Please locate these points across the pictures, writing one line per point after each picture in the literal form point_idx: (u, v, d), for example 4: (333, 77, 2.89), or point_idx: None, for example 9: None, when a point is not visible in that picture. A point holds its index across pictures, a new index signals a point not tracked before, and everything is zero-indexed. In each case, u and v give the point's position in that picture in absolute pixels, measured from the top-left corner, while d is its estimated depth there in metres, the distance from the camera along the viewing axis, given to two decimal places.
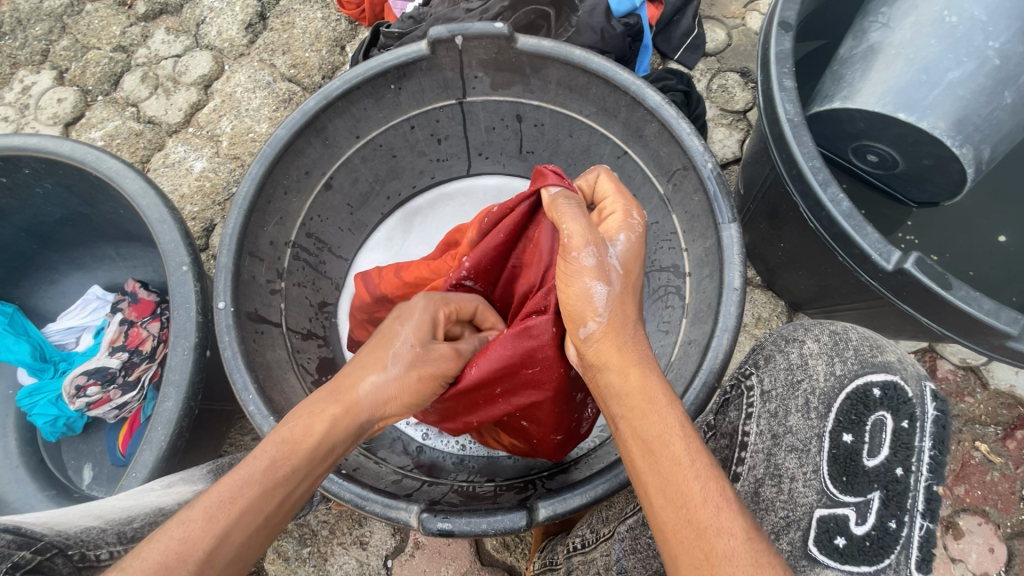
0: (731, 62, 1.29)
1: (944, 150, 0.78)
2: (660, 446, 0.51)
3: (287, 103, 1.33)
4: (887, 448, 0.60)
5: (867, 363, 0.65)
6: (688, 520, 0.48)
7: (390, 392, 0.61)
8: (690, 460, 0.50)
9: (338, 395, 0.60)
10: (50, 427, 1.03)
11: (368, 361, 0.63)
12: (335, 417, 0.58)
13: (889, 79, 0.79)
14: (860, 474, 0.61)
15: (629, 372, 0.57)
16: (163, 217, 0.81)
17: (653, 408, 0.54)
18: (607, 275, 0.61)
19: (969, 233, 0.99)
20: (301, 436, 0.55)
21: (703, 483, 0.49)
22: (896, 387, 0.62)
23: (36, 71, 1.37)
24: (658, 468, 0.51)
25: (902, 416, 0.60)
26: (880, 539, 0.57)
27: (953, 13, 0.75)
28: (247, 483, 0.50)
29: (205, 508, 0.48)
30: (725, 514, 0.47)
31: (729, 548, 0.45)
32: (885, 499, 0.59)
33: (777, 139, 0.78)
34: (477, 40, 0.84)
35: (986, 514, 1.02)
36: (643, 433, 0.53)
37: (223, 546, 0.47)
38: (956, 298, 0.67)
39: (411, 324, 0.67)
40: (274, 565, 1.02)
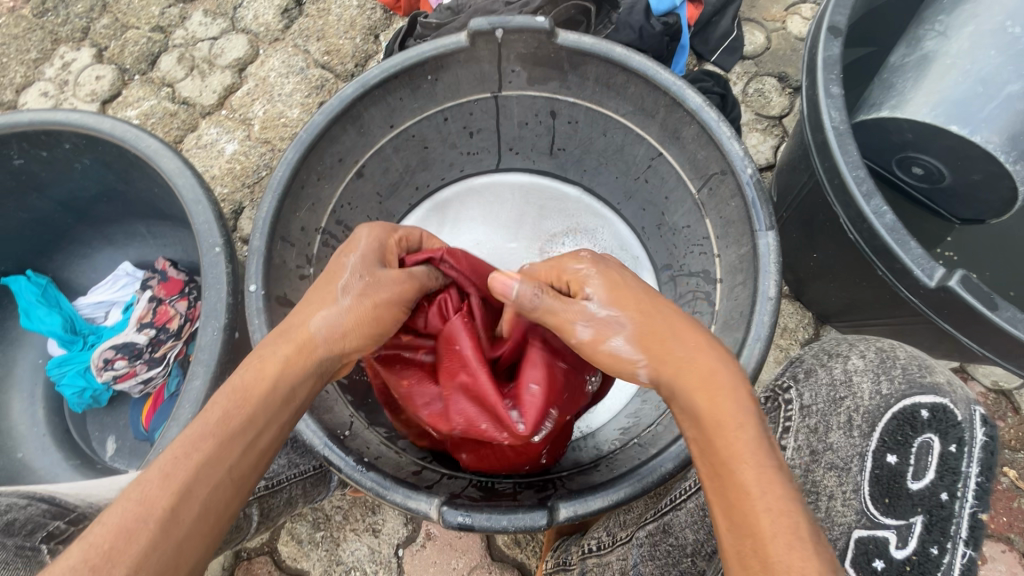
0: (769, 66, 1.27)
1: (995, 165, 0.76)
2: (726, 470, 0.49)
3: (319, 89, 1.33)
4: (933, 472, 0.59)
5: (915, 383, 0.63)
6: (756, 556, 0.45)
7: (346, 325, 0.61)
8: (759, 488, 0.47)
9: (290, 336, 0.59)
10: (77, 398, 1.06)
11: (314, 300, 0.62)
12: (286, 358, 0.57)
13: (943, 89, 0.76)
14: (902, 497, 0.59)
15: (699, 391, 0.54)
16: (198, 198, 0.82)
17: (723, 431, 0.51)
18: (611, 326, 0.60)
19: (1011, 253, 0.96)
20: (256, 384, 0.54)
21: (770, 502, 0.46)
22: (945, 411, 0.59)
23: (76, 48, 1.39)
24: (728, 484, 0.49)
25: (951, 440, 0.58)
26: (921, 565, 0.56)
27: (1015, 24, 0.73)
28: (201, 438, 0.49)
29: (164, 466, 0.47)
30: (788, 529, 0.44)
31: None
32: (929, 524, 0.57)
33: (820, 147, 0.76)
34: (517, 34, 0.83)
35: (1010, 542, 1.00)
36: (718, 451, 0.50)
37: (189, 501, 0.46)
38: (1003, 320, 0.65)
39: (356, 254, 0.66)
40: (288, 546, 1.03)
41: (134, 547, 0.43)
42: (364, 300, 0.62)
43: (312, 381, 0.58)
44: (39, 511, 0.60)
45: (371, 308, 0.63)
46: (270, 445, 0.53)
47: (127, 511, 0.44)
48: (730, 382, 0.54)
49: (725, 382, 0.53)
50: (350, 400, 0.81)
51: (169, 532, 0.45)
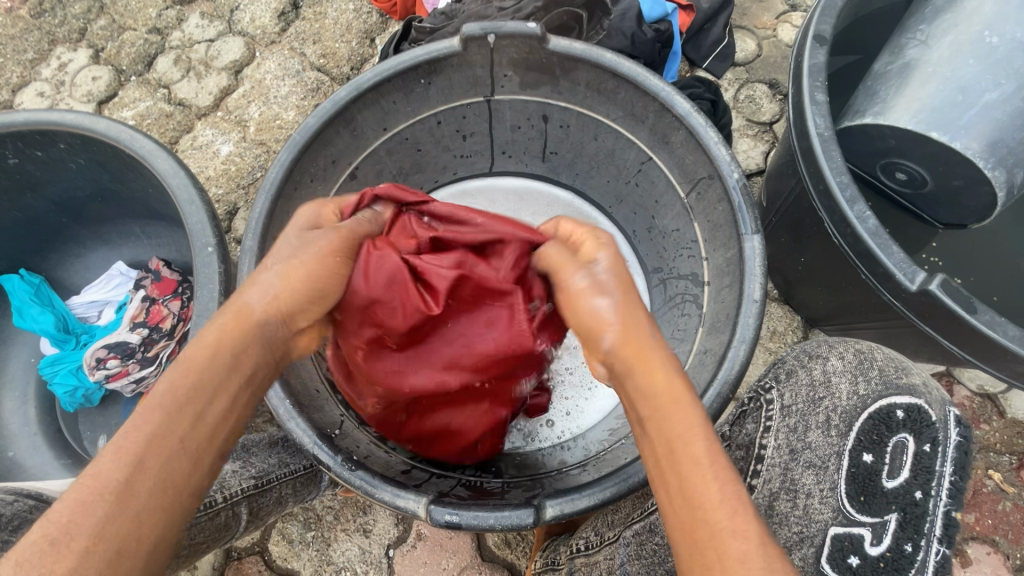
0: (760, 73, 1.28)
1: (975, 172, 0.78)
2: (678, 448, 0.49)
3: (315, 92, 1.34)
4: (908, 471, 0.59)
5: (891, 385, 0.64)
6: (706, 528, 0.45)
7: (283, 289, 0.58)
8: (708, 461, 0.48)
9: (228, 307, 0.56)
10: (70, 397, 1.06)
11: (255, 278, 0.58)
12: (225, 327, 0.54)
13: (924, 97, 0.78)
14: (878, 494, 0.59)
15: (651, 368, 0.54)
16: (191, 198, 0.82)
17: (675, 409, 0.51)
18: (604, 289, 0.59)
19: (996, 259, 0.98)
20: (205, 355, 0.51)
21: (723, 487, 0.47)
22: (919, 410, 0.60)
23: (73, 49, 1.40)
24: (676, 471, 0.48)
25: (924, 439, 0.59)
26: (895, 561, 0.56)
27: (993, 34, 0.75)
28: (149, 410, 0.47)
29: (118, 440, 0.45)
30: (740, 517, 0.45)
31: (744, 555, 0.44)
32: (903, 522, 0.57)
33: (806, 152, 0.77)
34: (509, 39, 0.84)
35: (995, 544, 1.01)
36: (670, 428, 0.50)
37: (142, 471, 0.44)
38: (981, 323, 0.66)
39: (290, 226, 0.64)
40: (278, 546, 1.03)
41: (91, 519, 0.42)
42: (298, 265, 0.59)
43: (258, 346, 0.55)
44: (27, 506, 0.61)
45: (310, 273, 0.60)
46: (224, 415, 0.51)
47: (80, 488, 0.43)
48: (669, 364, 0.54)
49: (670, 368, 0.54)
50: (340, 400, 0.81)
51: (126, 503, 0.43)
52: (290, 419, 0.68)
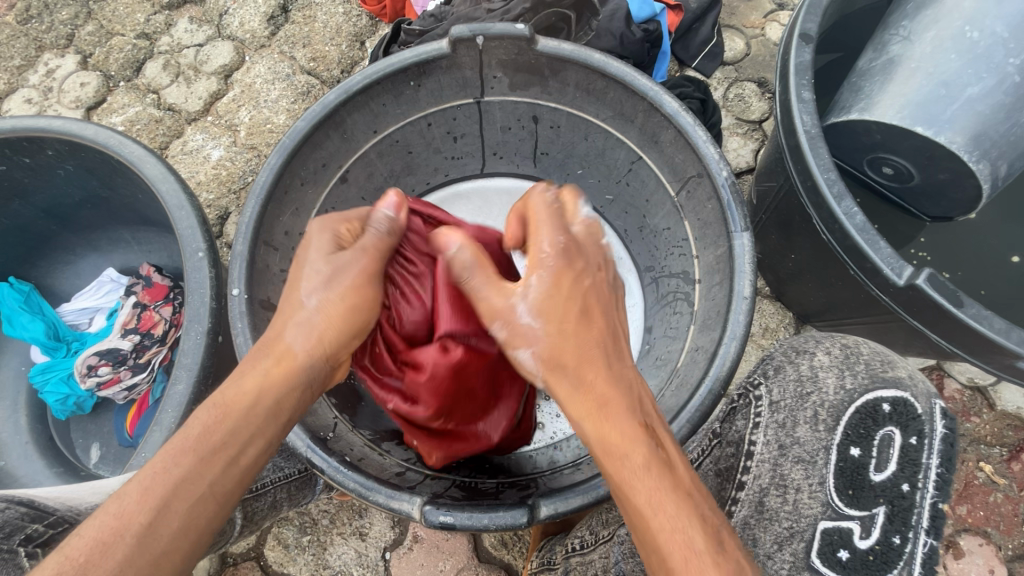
0: (749, 72, 1.29)
1: (960, 165, 0.78)
2: (618, 459, 0.54)
3: (305, 95, 1.34)
4: (894, 464, 0.60)
5: (877, 378, 0.65)
6: (648, 533, 0.51)
7: (319, 326, 0.61)
8: (644, 472, 0.53)
9: (267, 349, 0.60)
10: (61, 406, 1.05)
11: (288, 305, 0.62)
12: (267, 369, 0.58)
13: (907, 93, 0.79)
14: (865, 488, 0.61)
15: (588, 382, 0.59)
16: (181, 203, 0.82)
17: (612, 422, 0.56)
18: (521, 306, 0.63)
19: (983, 252, 0.99)
20: (233, 400, 0.55)
21: (672, 520, 0.50)
22: (905, 404, 0.62)
23: (61, 55, 1.39)
24: (628, 499, 0.53)
25: (910, 432, 0.60)
26: (883, 554, 0.57)
27: (973, 29, 0.75)
28: (180, 454, 0.51)
29: (143, 482, 0.49)
30: (679, 529, 0.50)
31: (683, 561, 0.49)
32: (890, 514, 0.59)
33: (793, 150, 0.78)
34: (498, 41, 0.84)
35: (987, 535, 1.02)
36: (609, 441, 0.56)
37: (168, 514, 0.49)
38: (968, 316, 0.67)
39: (314, 250, 0.63)
40: (274, 551, 1.03)
41: (110, 562, 0.46)
42: (334, 294, 0.62)
43: (299, 392, 0.59)
44: (18, 513, 0.60)
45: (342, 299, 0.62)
46: (249, 456, 0.54)
47: (106, 526, 0.47)
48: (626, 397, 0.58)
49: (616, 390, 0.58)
50: (334, 404, 0.81)
51: (148, 546, 0.47)
52: None
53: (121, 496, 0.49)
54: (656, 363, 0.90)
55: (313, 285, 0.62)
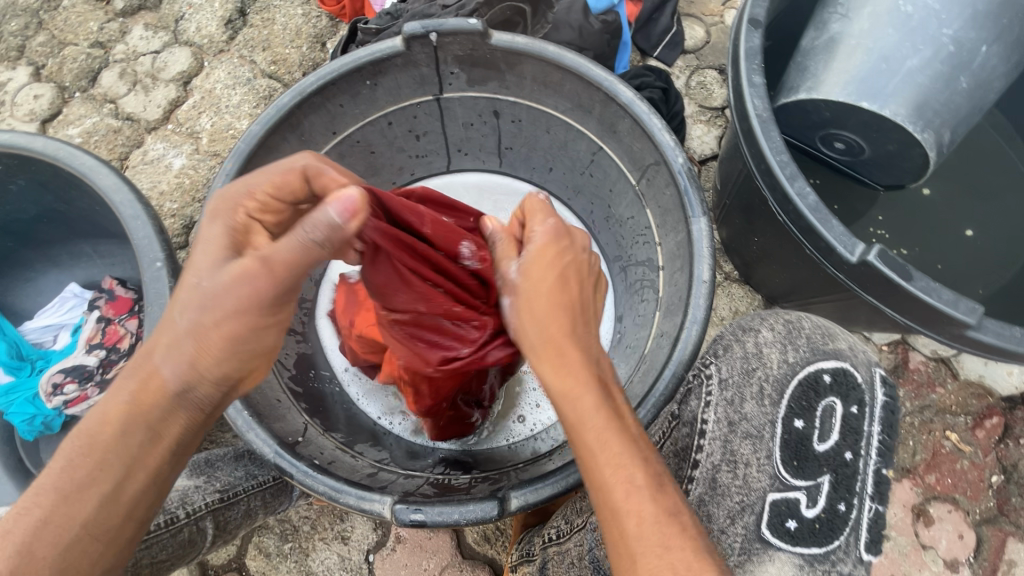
0: (710, 59, 1.31)
1: (907, 136, 0.80)
2: (580, 436, 0.54)
3: (267, 99, 1.32)
4: (837, 433, 0.66)
5: (818, 350, 0.69)
6: (604, 505, 0.52)
7: (187, 359, 0.55)
8: (604, 450, 0.53)
9: (136, 372, 0.56)
10: (27, 426, 1.02)
11: (165, 323, 0.56)
12: (129, 399, 0.55)
13: (851, 69, 0.80)
14: (810, 458, 0.65)
15: (548, 362, 0.57)
16: (137, 213, 0.81)
17: (572, 403, 0.55)
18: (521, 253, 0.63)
19: (940, 227, 1.01)
20: (111, 426, 0.54)
21: (614, 470, 0.52)
22: (845, 373, 0.67)
23: (12, 68, 1.35)
24: (577, 453, 0.54)
25: (851, 402, 0.66)
26: (830, 520, 0.63)
27: (908, 4, 0.78)
28: (49, 485, 0.53)
29: (25, 506, 0.53)
30: (633, 501, 0.51)
31: (638, 532, 0.50)
32: (835, 482, 0.65)
33: (746, 134, 0.79)
34: (452, 36, 0.84)
35: (955, 502, 1.05)
36: (572, 419, 0.55)
37: (46, 531, 0.52)
38: (917, 289, 0.69)
39: (200, 265, 0.54)
40: (256, 561, 1.02)
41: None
42: (206, 319, 0.54)
43: (174, 419, 0.56)
44: None
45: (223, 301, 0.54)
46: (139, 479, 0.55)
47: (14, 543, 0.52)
48: (579, 351, 0.57)
49: (573, 363, 0.56)
50: (305, 409, 0.81)
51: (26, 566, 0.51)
52: (249, 430, 0.68)
53: (37, 503, 0.54)
54: (626, 351, 0.91)
55: (186, 302, 0.54)
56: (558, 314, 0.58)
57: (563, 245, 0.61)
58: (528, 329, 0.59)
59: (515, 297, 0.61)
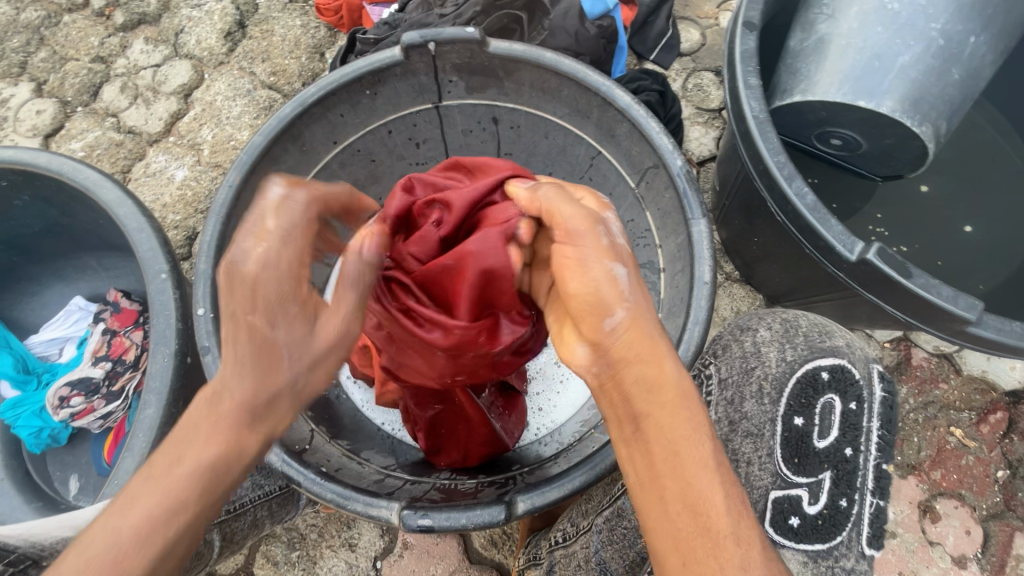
0: (706, 61, 1.32)
1: (904, 129, 0.81)
2: (683, 448, 0.51)
3: (267, 110, 1.34)
4: (837, 430, 0.66)
5: (815, 348, 0.70)
6: (706, 528, 0.48)
7: (306, 362, 0.57)
8: (715, 466, 0.50)
9: (252, 384, 0.54)
10: (35, 439, 1.04)
11: (274, 338, 0.55)
12: (253, 405, 0.54)
13: (843, 68, 0.81)
14: (810, 455, 0.65)
15: (659, 364, 0.54)
16: (141, 226, 0.82)
17: (680, 406, 0.53)
18: (620, 257, 0.57)
19: (939, 223, 1.02)
20: (210, 424, 0.53)
21: (727, 496, 0.49)
22: (842, 370, 0.67)
23: (14, 84, 1.37)
24: (679, 473, 0.50)
25: (850, 398, 0.66)
26: (832, 516, 0.62)
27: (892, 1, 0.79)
28: (168, 484, 0.50)
29: (130, 510, 0.49)
30: (743, 525, 0.48)
31: (747, 559, 0.46)
32: (836, 479, 0.64)
33: (744, 135, 0.80)
34: (450, 45, 0.85)
35: (962, 497, 1.05)
36: (668, 431, 0.52)
37: (153, 546, 0.49)
38: (916, 286, 0.69)
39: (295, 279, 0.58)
40: (264, 570, 1.02)
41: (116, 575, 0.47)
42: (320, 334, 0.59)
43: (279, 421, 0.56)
44: None
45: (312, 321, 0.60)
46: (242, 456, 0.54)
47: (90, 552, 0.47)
48: (678, 357, 0.55)
49: (679, 383, 0.54)
50: (311, 416, 0.82)
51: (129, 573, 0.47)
52: None
53: (156, 497, 0.49)
54: None
55: (295, 324, 0.57)
56: (645, 306, 0.57)
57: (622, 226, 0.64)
58: (631, 326, 0.55)
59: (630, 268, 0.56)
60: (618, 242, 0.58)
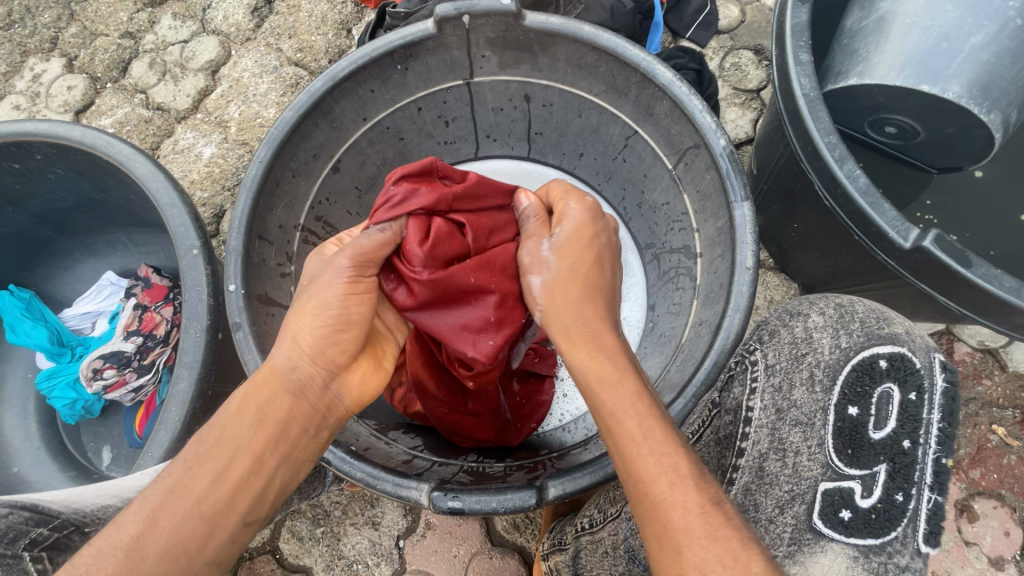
0: (744, 40, 1.26)
1: (970, 117, 0.76)
2: (615, 425, 0.55)
3: (294, 88, 1.32)
4: (894, 421, 0.63)
5: (873, 335, 0.67)
6: (644, 494, 0.52)
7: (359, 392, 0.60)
8: (643, 435, 0.54)
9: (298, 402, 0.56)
10: (69, 410, 1.06)
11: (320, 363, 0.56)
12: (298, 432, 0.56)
13: (905, 50, 0.77)
14: (865, 447, 0.64)
15: (578, 354, 0.59)
16: (173, 201, 0.82)
17: (605, 389, 0.57)
18: (541, 267, 0.65)
19: (992, 213, 0.97)
20: (240, 406, 0.55)
21: (657, 460, 0.52)
22: (902, 358, 0.64)
23: (46, 59, 1.37)
24: (617, 444, 0.55)
25: (909, 388, 0.63)
26: (887, 511, 0.61)
27: None
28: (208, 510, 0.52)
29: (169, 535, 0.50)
30: (677, 489, 0.51)
31: (684, 520, 0.50)
32: (892, 472, 0.62)
33: (792, 115, 0.76)
34: (484, 18, 0.82)
35: (1001, 497, 1.01)
36: (602, 412, 0.57)
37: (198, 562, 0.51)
38: (976, 276, 0.66)
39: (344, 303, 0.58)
40: (289, 544, 1.04)
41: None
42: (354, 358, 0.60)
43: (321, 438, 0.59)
44: (22, 518, 0.60)
45: (325, 310, 0.56)
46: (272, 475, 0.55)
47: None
48: (615, 343, 0.60)
49: (613, 373, 0.57)
50: None
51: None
52: None
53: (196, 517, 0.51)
54: (660, 340, 0.89)
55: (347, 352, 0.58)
56: (577, 293, 0.62)
57: (594, 231, 0.66)
58: (557, 315, 0.62)
59: (545, 277, 0.65)
60: (542, 254, 0.66)
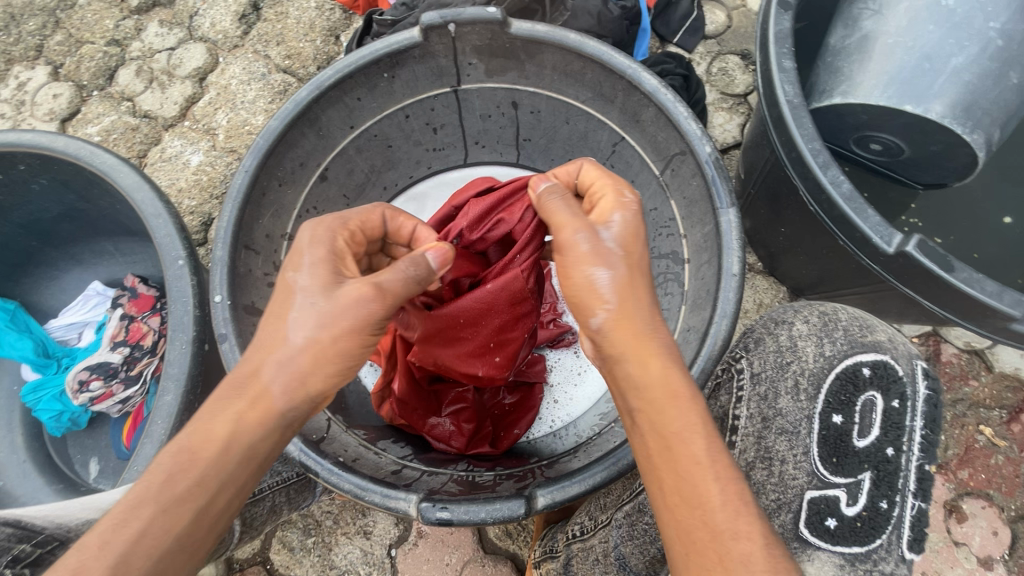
0: (732, 44, 1.27)
1: (954, 137, 0.77)
2: (679, 445, 0.51)
3: (282, 94, 1.32)
4: (878, 429, 0.65)
5: (856, 343, 0.69)
6: (703, 521, 0.48)
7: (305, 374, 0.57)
8: (710, 460, 0.50)
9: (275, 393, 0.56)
10: (55, 423, 1.05)
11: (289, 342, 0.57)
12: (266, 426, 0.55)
13: (889, 69, 0.77)
14: (849, 454, 0.65)
15: (649, 361, 0.55)
16: (158, 212, 0.81)
17: (674, 403, 0.53)
18: (606, 259, 0.57)
19: (975, 217, 0.98)
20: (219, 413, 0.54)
21: (724, 488, 0.49)
22: (884, 366, 0.66)
23: (31, 67, 1.36)
24: (678, 467, 0.50)
25: (892, 395, 0.65)
26: (871, 520, 0.62)
27: None
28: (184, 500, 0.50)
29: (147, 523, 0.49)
30: (744, 518, 0.48)
31: (746, 551, 0.46)
32: (876, 480, 0.63)
33: (777, 121, 0.76)
34: (470, 26, 0.82)
35: (989, 497, 1.02)
36: (666, 427, 0.52)
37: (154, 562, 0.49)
38: (959, 280, 0.66)
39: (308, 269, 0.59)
40: (280, 555, 1.03)
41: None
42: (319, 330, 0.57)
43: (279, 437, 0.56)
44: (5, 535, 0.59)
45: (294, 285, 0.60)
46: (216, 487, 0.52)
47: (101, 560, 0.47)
48: (670, 353, 0.55)
49: (682, 390, 0.53)
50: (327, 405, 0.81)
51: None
52: None
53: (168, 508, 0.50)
54: None
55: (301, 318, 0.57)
56: (644, 294, 0.57)
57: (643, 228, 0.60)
58: (626, 314, 0.56)
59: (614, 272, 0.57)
60: (604, 243, 0.57)
